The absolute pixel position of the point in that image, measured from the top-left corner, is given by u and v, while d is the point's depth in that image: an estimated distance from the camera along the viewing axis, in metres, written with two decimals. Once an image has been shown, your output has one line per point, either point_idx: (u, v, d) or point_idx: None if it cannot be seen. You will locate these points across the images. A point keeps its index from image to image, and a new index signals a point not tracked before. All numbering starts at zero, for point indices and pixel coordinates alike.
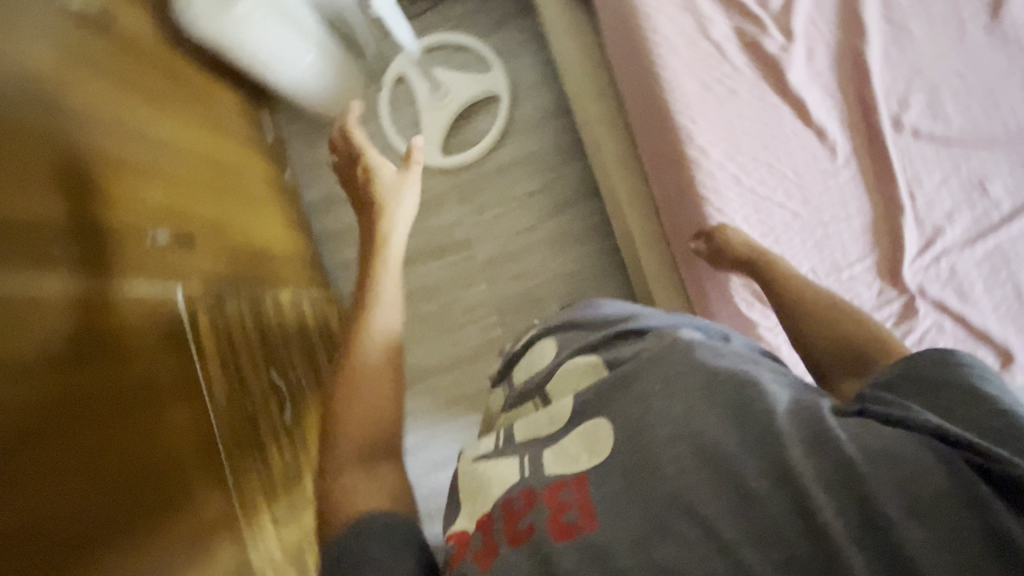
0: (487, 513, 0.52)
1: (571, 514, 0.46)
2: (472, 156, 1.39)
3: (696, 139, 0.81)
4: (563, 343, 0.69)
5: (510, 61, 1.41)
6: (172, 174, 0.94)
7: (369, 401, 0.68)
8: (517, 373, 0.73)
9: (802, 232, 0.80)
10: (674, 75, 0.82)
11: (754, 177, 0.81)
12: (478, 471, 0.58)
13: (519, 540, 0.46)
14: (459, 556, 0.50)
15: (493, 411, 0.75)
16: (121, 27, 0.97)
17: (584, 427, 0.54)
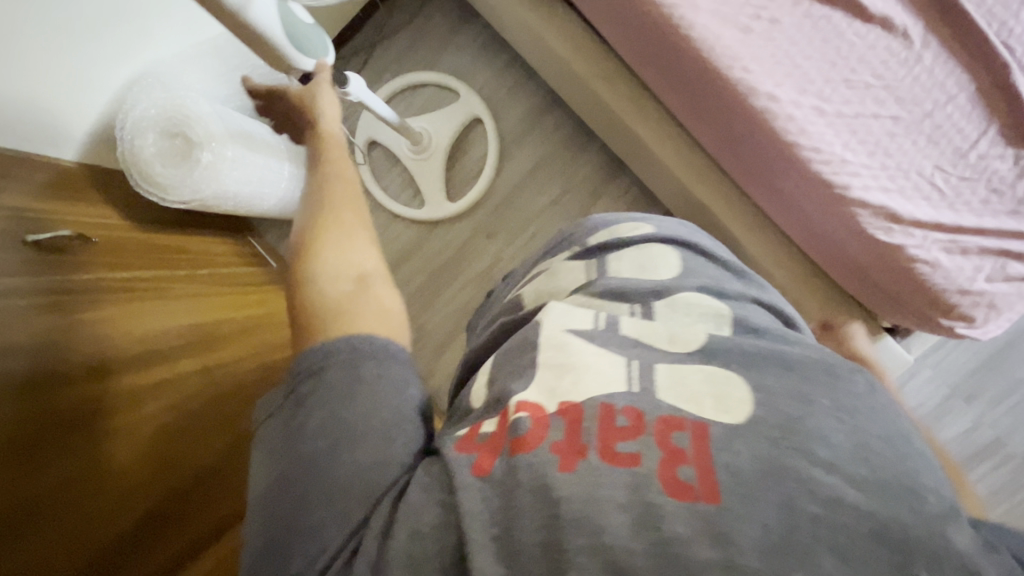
0: (574, 405, 0.50)
1: (686, 470, 0.44)
2: (478, 191, 1.29)
3: (760, 87, 0.74)
4: (690, 268, 0.66)
5: (475, 75, 1.30)
6: (188, 340, 0.85)
7: (344, 252, 0.63)
8: (612, 263, 0.67)
9: (910, 132, 0.73)
10: (706, 30, 0.74)
11: (837, 99, 0.73)
12: (575, 346, 0.55)
13: (618, 464, 0.45)
14: (531, 438, 0.47)
15: (550, 279, 0.68)
16: (89, 235, 0.84)
17: (709, 369, 0.53)
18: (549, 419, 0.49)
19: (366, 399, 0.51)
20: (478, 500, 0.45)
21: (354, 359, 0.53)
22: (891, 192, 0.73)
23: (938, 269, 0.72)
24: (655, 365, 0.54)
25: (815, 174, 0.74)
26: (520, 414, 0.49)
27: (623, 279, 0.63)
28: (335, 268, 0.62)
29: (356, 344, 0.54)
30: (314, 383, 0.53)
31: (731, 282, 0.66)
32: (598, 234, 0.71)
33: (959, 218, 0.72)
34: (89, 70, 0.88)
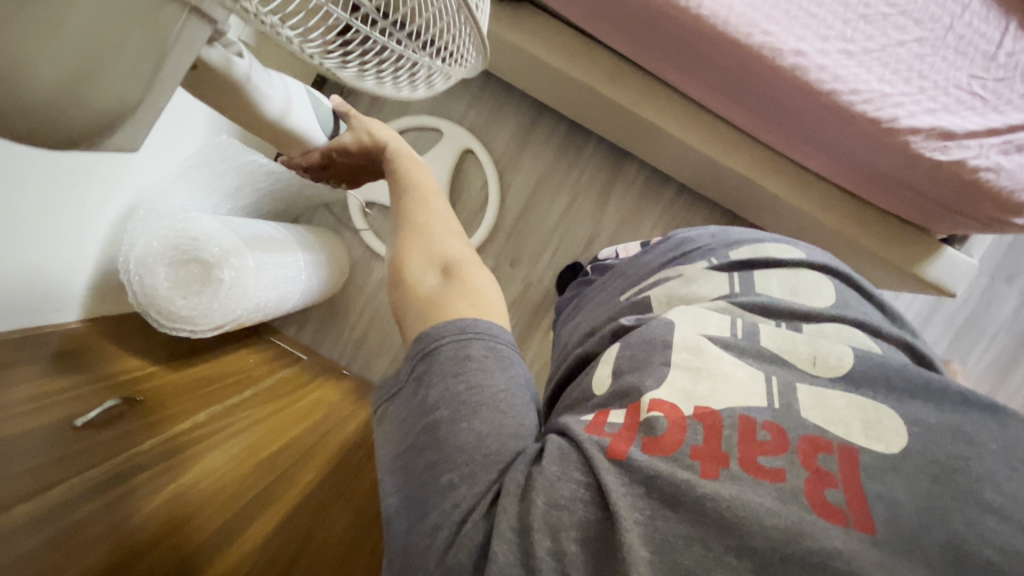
0: (712, 411, 0.46)
1: (834, 493, 0.41)
2: (493, 216, 1.25)
3: (785, 46, 0.73)
4: (846, 301, 0.60)
5: (454, 106, 1.27)
6: (242, 454, 0.76)
7: (427, 254, 0.59)
8: (759, 279, 0.61)
9: (936, 50, 0.74)
10: (717, 5, 0.73)
11: (860, 37, 0.74)
12: (712, 353, 0.51)
13: (761, 477, 0.42)
14: (669, 443, 0.44)
15: (685, 288, 0.61)
16: (123, 381, 0.76)
17: (855, 397, 0.49)
18: (687, 421, 0.45)
19: (478, 373, 0.47)
20: (620, 487, 0.41)
21: (457, 340, 0.49)
22: (937, 112, 0.73)
23: (1002, 172, 0.73)
24: (796, 385, 0.49)
25: (861, 114, 0.74)
26: (655, 414, 0.46)
27: (772, 296, 0.58)
28: (422, 257, 0.58)
29: (463, 323, 0.50)
30: (424, 362, 0.49)
31: (884, 321, 0.60)
32: (743, 249, 0.65)
33: (1007, 117, 0.73)
34: (79, 220, 0.80)
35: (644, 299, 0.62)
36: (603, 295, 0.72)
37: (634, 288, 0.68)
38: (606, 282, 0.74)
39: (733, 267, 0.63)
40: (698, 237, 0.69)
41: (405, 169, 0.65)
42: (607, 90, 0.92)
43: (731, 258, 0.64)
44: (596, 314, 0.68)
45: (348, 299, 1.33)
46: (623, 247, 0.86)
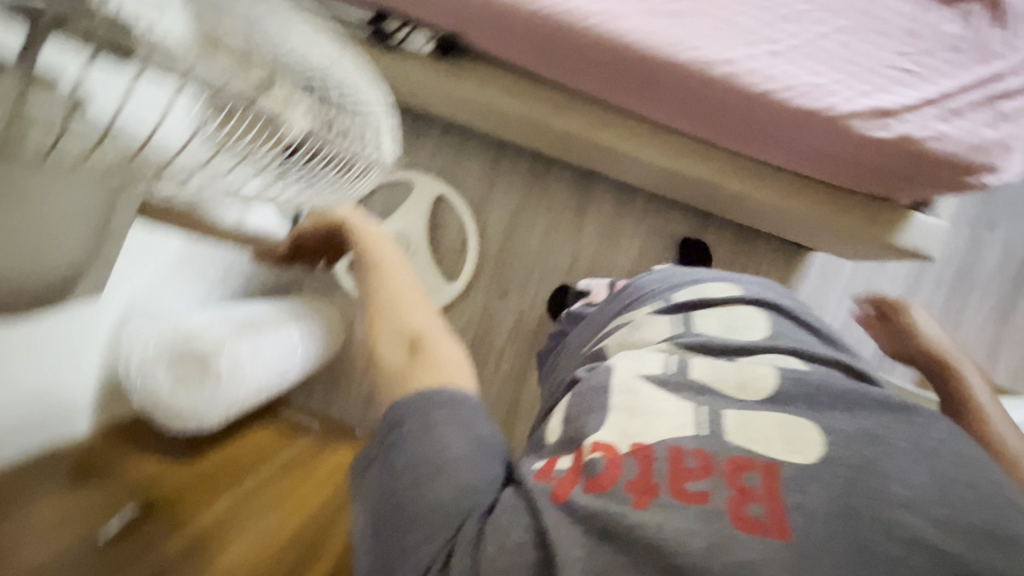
0: (644, 445, 0.49)
1: (756, 508, 0.43)
2: (475, 254, 1.29)
3: (714, 57, 0.76)
4: (781, 332, 0.65)
5: (418, 156, 1.31)
6: (264, 535, 0.76)
7: (400, 324, 0.56)
8: (698, 320, 0.67)
9: (859, 35, 0.76)
10: (641, 32, 0.77)
11: (784, 35, 0.76)
12: (647, 391, 0.55)
13: (684, 500, 0.44)
14: (599, 480, 0.46)
15: (634, 335, 0.67)
16: (137, 487, 0.77)
17: (779, 415, 0.52)
18: (622, 458, 0.48)
19: (444, 436, 0.46)
20: (558, 528, 0.43)
21: (423, 409, 0.48)
22: (872, 93, 0.76)
23: (947, 139, 0.75)
24: (723, 411, 0.53)
25: (800, 107, 0.76)
26: (595, 456, 0.48)
27: (711, 334, 0.64)
28: (391, 335, 0.55)
29: (423, 395, 0.49)
30: (392, 433, 0.47)
31: (819, 345, 0.65)
32: (685, 290, 0.71)
33: (940, 86, 0.75)
34: (73, 338, 0.82)
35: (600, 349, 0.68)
36: (572, 352, 0.76)
37: (594, 338, 0.73)
38: (574, 342, 0.79)
39: (677, 311, 0.69)
40: (647, 282, 0.75)
41: (367, 246, 0.66)
42: (557, 121, 0.95)
43: (675, 299, 0.70)
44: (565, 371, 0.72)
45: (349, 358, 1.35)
46: (596, 283, 0.97)
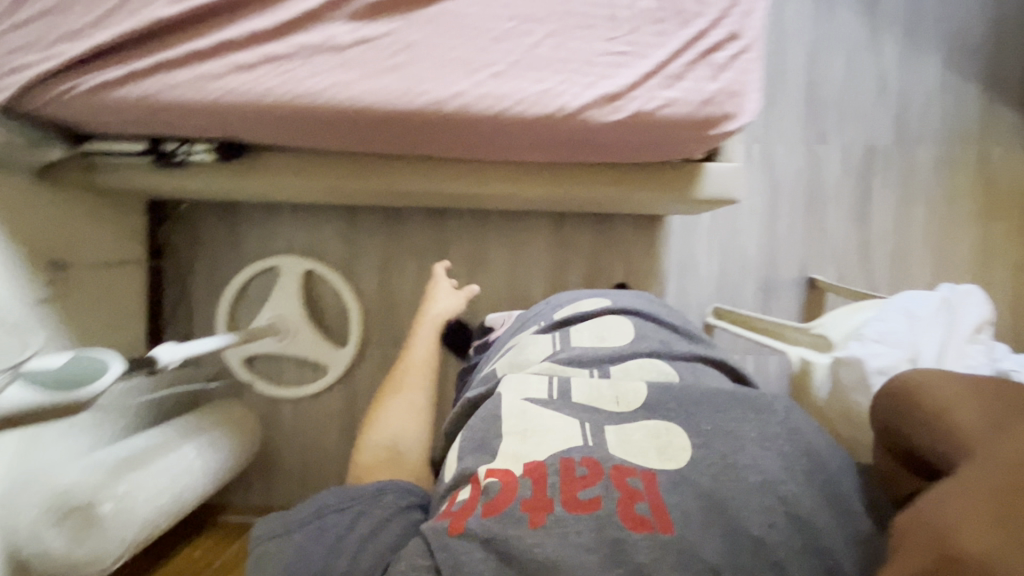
0: (538, 463, 0.63)
1: (640, 506, 0.58)
2: (357, 312, 1.32)
3: (443, 95, 0.80)
4: (643, 336, 0.83)
5: (276, 241, 1.35)
6: None
7: (390, 430, 0.93)
8: (574, 333, 0.84)
9: (567, 35, 0.80)
10: (370, 92, 0.80)
11: (500, 56, 0.80)
12: (534, 413, 0.69)
13: (579, 510, 0.58)
14: (491, 504, 0.60)
15: (527, 356, 0.82)
16: None
17: (650, 425, 0.67)
18: (518, 481, 0.61)
19: (383, 506, 0.71)
20: (462, 555, 0.56)
21: (375, 494, 0.72)
22: (596, 83, 0.80)
23: (676, 103, 0.80)
24: (605, 427, 0.68)
25: (538, 117, 0.80)
26: (491, 480, 0.62)
27: (584, 348, 0.80)
28: (379, 439, 0.91)
29: (377, 485, 0.74)
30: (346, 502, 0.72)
31: (680, 342, 0.83)
32: (563, 309, 0.88)
33: (654, 59, 0.79)
34: None
35: (493, 371, 0.83)
36: (478, 373, 0.93)
37: (497, 356, 0.89)
38: (482, 364, 0.96)
39: (557, 330, 0.86)
40: (538, 307, 0.94)
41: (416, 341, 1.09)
42: (357, 182, 0.98)
43: (556, 318, 0.87)
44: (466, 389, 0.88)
45: (279, 446, 1.39)
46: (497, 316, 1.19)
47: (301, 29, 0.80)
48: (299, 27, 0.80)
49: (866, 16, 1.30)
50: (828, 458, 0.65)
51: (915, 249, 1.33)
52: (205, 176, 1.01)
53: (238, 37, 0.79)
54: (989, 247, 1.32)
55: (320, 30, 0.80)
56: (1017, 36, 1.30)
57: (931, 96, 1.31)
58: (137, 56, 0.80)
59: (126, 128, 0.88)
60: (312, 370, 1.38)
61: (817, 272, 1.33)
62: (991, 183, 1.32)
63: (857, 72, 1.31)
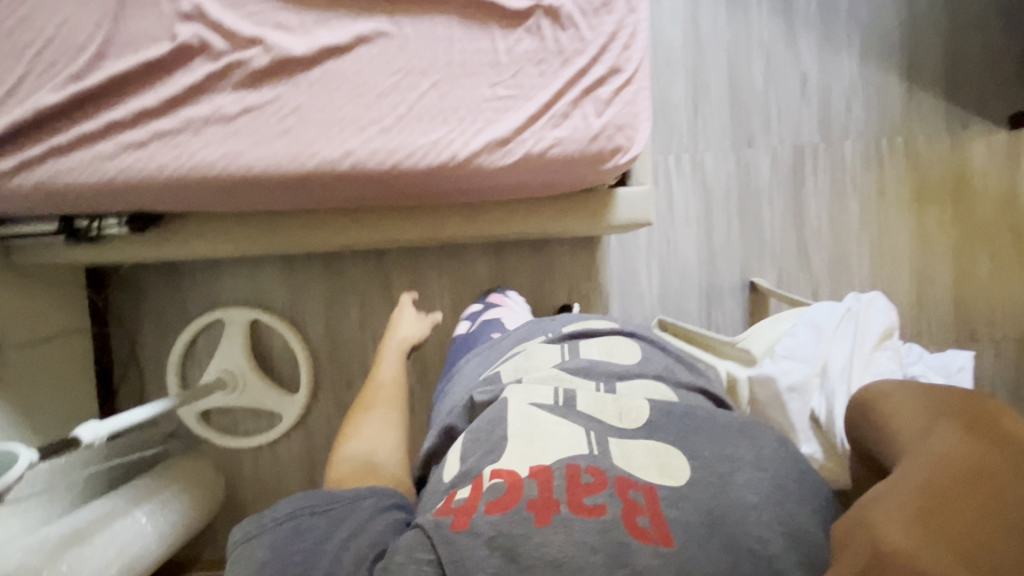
0: (544, 467, 0.59)
1: (644, 519, 0.54)
2: (304, 356, 1.33)
3: (335, 155, 0.81)
4: (648, 359, 0.83)
5: (219, 294, 1.36)
6: None
7: (370, 441, 0.84)
8: (582, 348, 0.84)
9: (451, 84, 0.80)
10: (263, 158, 0.81)
11: (387, 112, 0.80)
12: (540, 417, 0.66)
13: (585, 514, 0.54)
14: (497, 503, 0.56)
15: (536, 361, 0.81)
16: None
17: (653, 444, 0.64)
18: (523, 481, 0.58)
19: (361, 510, 0.65)
20: (466, 552, 0.52)
21: (353, 499, 0.66)
22: (485, 129, 0.80)
23: (564, 142, 0.80)
24: (609, 439, 0.64)
25: (431, 167, 0.81)
26: (496, 480, 0.59)
27: (592, 360, 0.80)
28: (353, 455, 0.80)
29: (357, 491, 0.68)
30: (320, 503, 0.65)
31: (682, 371, 0.82)
32: (573, 324, 0.89)
33: (538, 100, 0.80)
34: None
35: (497, 373, 0.81)
36: (472, 369, 0.90)
37: (499, 360, 0.88)
38: (475, 364, 0.92)
39: (564, 343, 0.85)
40: (547, 323, 0.94)
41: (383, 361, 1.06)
42: (274, 239, 1.00)
43: (565, 331, 0.87)
44: (464, 391, 0.83)
45: (243, 496, 1.40)
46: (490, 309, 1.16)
47: (189, 102, 0.81)
48: (187, 101, 0.81)
49: (780, 19, 1.31)
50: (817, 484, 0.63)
51: (852, 244, 1.33)
52: (123, 248, 1.01)
53: (126, 116, 0.80)
54: (925, 235, 1.33)
55: (208, 102, 0.81)
56: (933, 23, 1.30)
57: (852, 92, 1.32)
58: (28, 144, 0.81)
59: (28, 211, 0.88)
60: (267, 418, 1.38)
61: (758, 275, 1.34)
62: (921, 172, 1.32)
63: (777, 73, 1.32)
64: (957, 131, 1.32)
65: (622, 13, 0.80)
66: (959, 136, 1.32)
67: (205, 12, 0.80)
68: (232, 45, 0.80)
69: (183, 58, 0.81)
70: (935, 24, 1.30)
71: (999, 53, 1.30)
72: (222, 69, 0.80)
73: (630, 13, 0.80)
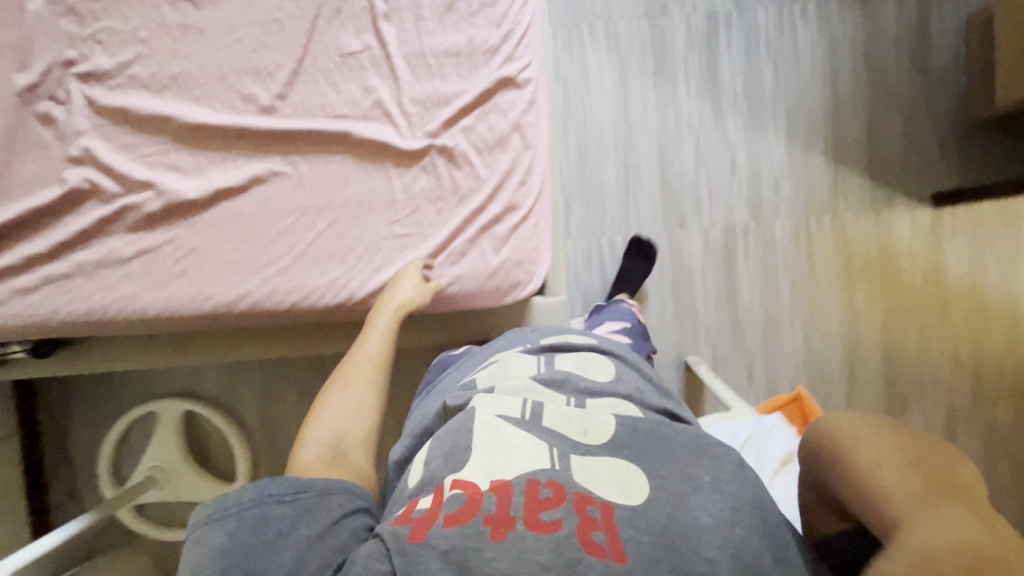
0: (505, 482, 0.58)
1: (600, 534, 0.52)
2: (241, 449, 1.31)
3: (233, 295, 0.80)
4: (624, 377, 0.79)
5: (151, 386, 1.34)
6: None
7: (345, 416, 0.71)
8: (558, 360, 0.80)
9: (348, 222, 0.80)
10: (158, 299, 0.80)
11: (283, 253, 0.80)
12: (505, 430, 0.65)
13: (539, 530, 0.52)
14: (454, 516, 0.54)
15: (510, 371, 0.77)
16: None
17: (615, 461, 0.62)
18: (482, 495, 0.56)
19: (332, 506, 0.59)
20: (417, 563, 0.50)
21: (323, 491, 0.60)
22: (383, 267, 0.80)
23: (463, 279, 0.80)
24: (570, 455, 0.63)
25: (330, 305, 0.80)
26: (456, 493, 0.57)
27: (567, 374, 0.77)
28: (325, 433, 0.69)
29: (325, 482, 0.61)
30: (287, 491, 0.59)
31: (654, 392, 0.79)
32: (552, 336, 0.85)
33: (434, 239, 0.80)
34: None
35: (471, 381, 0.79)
36: (449, 376, 0.87)
37: (474, 367, 0.84)
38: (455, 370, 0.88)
39: (540, 354, 0.81)
40: (526, 333, 0.89)
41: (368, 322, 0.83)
42: (184, 358, 0.97)
43: (543, 343, 0.83)
44: (439, 397, 0.81)
45: None
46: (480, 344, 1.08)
47: (83, 246, 0.80)
48: (80, 245, 0.80)
49: (708, 102, 1.34)
50: (771, 508, 0.58)
51: (784, 321, 1.35)
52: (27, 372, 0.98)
53: (14, 262, 0.78)
54: (854, 312, 1.35)
55: (101, 245, 0.80)
56: (854, 105, 1.34)
57: (780, 172, 1.34)
58: None
59: None
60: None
61: (693, 354, 1.34)
62: (849, 250, 1.35)
63: (707, 155, 1.34)
64: (882, 210, 1.34)
65: (516, 149, 0.80)
66: (884, 214, 1.34)
67: (95, 155, 0.79)
68: (124, 187, 0.79)
69: (74, 203, 0.79)
70: (858, 106, 1.33)
71: (919, 134, 1.33)
72: (114, 212, 0.79)
73: (525, 149, 0.80)
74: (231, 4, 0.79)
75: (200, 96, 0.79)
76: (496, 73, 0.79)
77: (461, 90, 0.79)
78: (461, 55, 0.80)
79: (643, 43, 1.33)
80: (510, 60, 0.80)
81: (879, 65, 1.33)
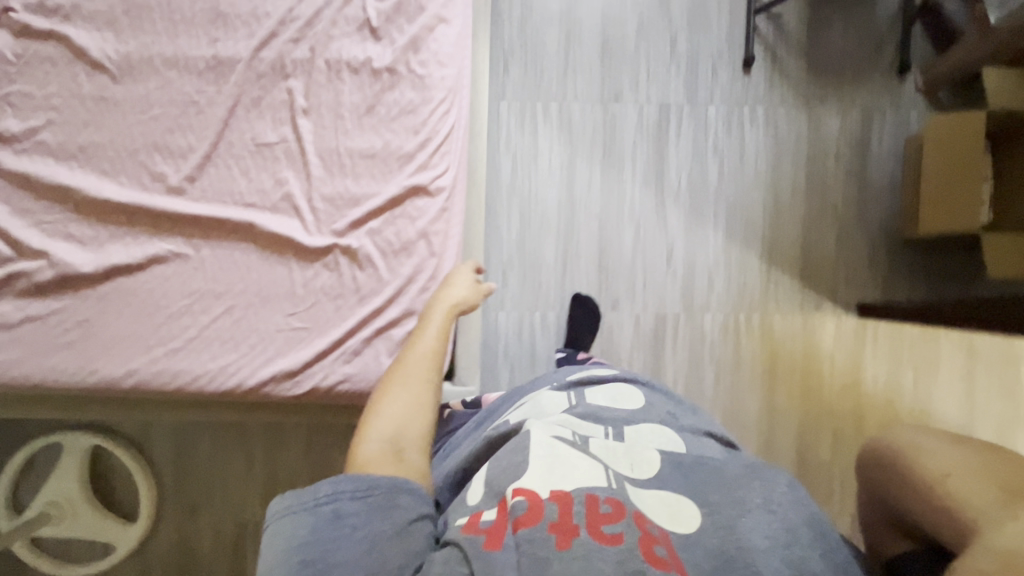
0: (565, 493, 0.57)
1: (660, 549, 0.52)
2: (148, 494, 1.28)
3: (118, 371, 0.78)
4: (653, 403, 0.82)
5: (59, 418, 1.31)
6: None
7: (399, 411, 0.65)
8: (588, 395, 0.81)
9: (246, 310, 0.80)
10: (39, 368, 0.78)
11: (174, 334, 0.79)
12: (561, 448, 0.63)
13: (605, 542, 0.52)
14: (525, 521, 0.53)
15: (545, 407, 0.77)
16: None
17: (664, 491, 0.61)
18: (544, 503, 0.55)
19: (399, 512, 0.54)
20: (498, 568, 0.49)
21: (392, 491, 0.56)
22: (275, 358, 0.80)
23: (353, 378, 0.80)
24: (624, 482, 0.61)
25: (218, 391, 0.79)
26: (519, 500, 0.55)
27: (601, 406, 0.78)
28: (383, 431, 0.63)
29: (393, 479, 0.57)
30: (357, 489, 0.55)
31: (687, 416, 0.81)
32: (576, 372, 0.86)
33: (330, 336, 0.80)
34: None
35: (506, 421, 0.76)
36: (480, 420, 0.83)
37: (506, 408, 0.82)
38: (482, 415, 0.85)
39: (569, 390, 0.82)
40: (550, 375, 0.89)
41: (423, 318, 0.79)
42: None
43: (572, 377, 0.84)
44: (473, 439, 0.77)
45: None
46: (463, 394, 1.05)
47: None
48: None
49: (651, 192, 1.36)
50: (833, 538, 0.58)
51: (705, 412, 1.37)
52: None
53: None
54: (774, 411, 1.38)
55: None
56: (793, 211, 1.37)
57: (714, 268, 1.37)
58: None
59: None
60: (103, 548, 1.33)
61: None
62: (774, 350, 1.38)
63: (645, 244, 1.36)
64: (810, 314, 1.38)
65: (421, 256, 0.81)
66: (811, 318, 1.38)
67: None
68: (18, 252, 0.78)
69: None
70: (794, 213, 1.37)
71: (849, 246, 1.37)
72: (4, 278, 0.77)
73: (430, 256, 0.81)
74: (150, 80, 0.79)
75: (109, 169, 0.79)
76: (408, 180, 0.80)
77: (372, 193, 0.80)
78: (376, 159, 0.81)
79: (593, 128, 1.36)
80: (426, 167, 0.81)
81: (819, 176, 1.37)
